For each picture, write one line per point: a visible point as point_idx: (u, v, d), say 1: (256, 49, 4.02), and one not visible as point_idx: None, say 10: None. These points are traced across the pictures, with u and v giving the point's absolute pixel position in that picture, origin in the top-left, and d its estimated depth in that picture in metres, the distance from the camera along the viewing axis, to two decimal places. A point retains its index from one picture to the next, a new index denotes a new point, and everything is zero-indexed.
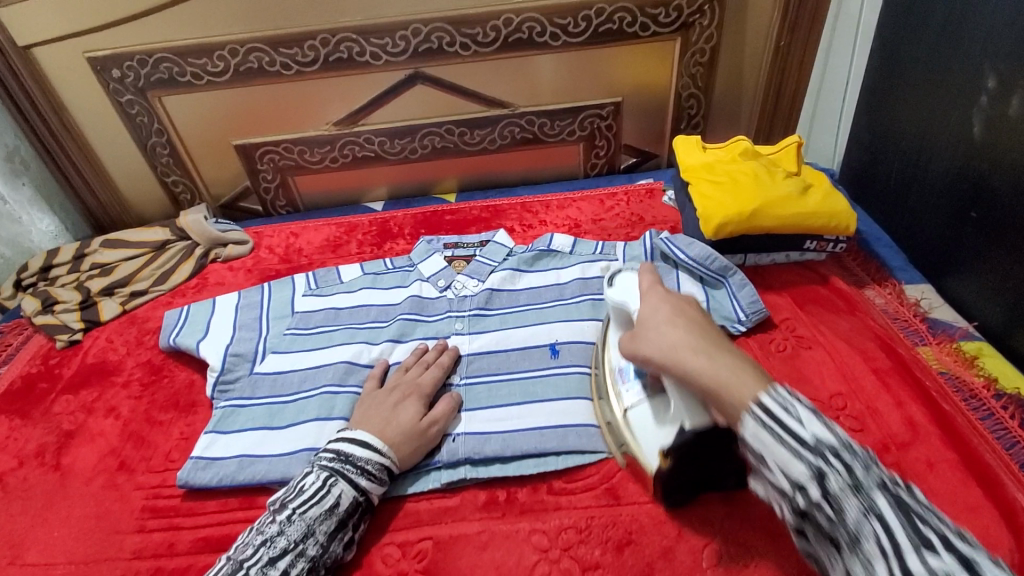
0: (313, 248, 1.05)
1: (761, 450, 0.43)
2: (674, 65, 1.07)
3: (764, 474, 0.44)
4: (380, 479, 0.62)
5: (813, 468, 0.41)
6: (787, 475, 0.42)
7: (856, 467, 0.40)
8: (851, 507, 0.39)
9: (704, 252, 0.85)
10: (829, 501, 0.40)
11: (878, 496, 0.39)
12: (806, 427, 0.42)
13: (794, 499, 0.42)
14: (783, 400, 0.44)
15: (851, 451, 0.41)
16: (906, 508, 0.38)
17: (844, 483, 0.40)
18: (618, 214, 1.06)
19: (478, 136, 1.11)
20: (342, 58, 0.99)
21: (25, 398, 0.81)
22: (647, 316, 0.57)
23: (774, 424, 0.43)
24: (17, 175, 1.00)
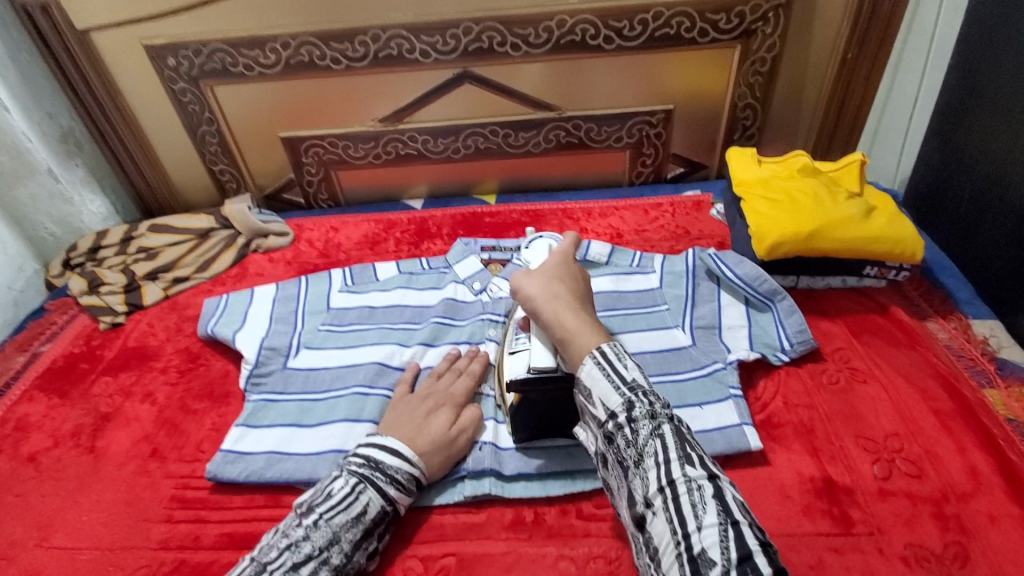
0: (352, 243, 1.05)
1: (591, 386, 0.55)
2: (730, 73, 1.03)
3: (589, 410, 0.56)
4: (407, 490, 0.61)
5: (626, 397, 0.53)
6: (605, 406, 0.54)
7: (656, 404, 0.52)
8: (644, 427, 0.51)
9: (754, 273, 0.81)
10: (633, 424, 0.52)
11: (667, 425, 0.51)
12: (628, 372, 0.54)
13: (606, 426, 0.53)
14: (617, 352, 0.56)
15: (651, 396, 0.53)
16: (684, 439, 0.51)
17: (645, 413, 0.52)
18: (662, 225, 1.02)
19: (523, 138, 1.09)
20: (392, 55, 0.98)
21: (66, 376, 0.83)
22: (546, 270, 0.67)
23: (605, 364, 0.55)
24: (70, 156, 1.05)
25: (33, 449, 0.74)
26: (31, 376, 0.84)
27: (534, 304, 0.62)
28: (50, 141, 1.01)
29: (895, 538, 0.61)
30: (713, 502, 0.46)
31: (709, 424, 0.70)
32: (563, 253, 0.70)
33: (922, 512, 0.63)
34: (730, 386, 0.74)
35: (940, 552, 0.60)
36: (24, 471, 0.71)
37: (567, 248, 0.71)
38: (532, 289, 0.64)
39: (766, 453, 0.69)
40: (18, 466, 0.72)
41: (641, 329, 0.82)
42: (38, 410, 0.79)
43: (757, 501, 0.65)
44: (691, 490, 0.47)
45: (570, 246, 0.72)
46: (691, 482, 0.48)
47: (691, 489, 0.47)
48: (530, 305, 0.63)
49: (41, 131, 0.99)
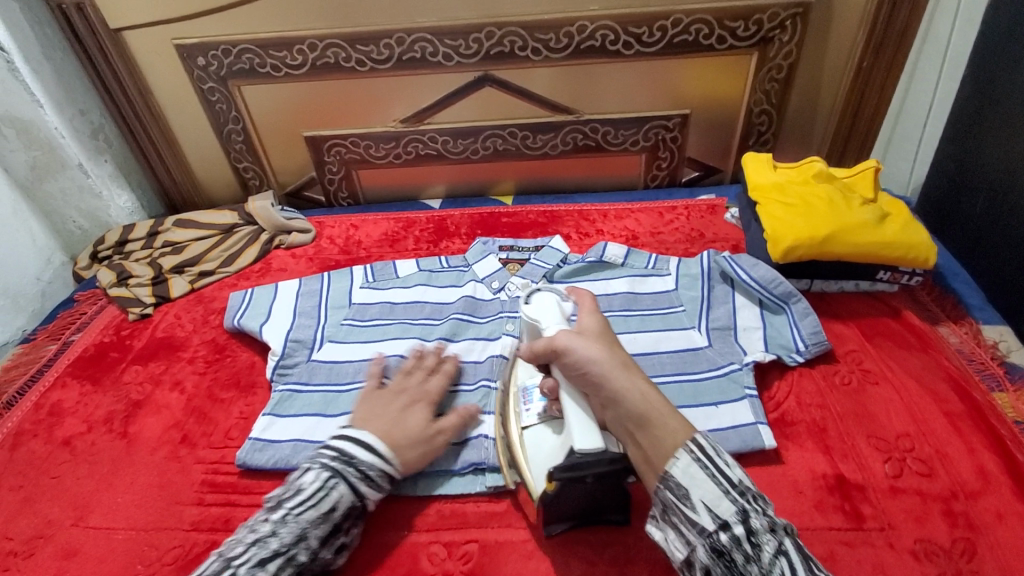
0: (372, 241, 1.07)
1: (693, 487, 0.50)
2: (747, 80, 1.04)
3: (687, 516, 0.50)
4: (379, 483, 0.62)
5: (741, 505, 0.49)
6: (712, 513, 0.49)
7: (768, 511, 0.50)
8: (767, 541, 0.48)
9: (769, 275, 0.83)
10: (752, 534, 0.48)
11: (785, 536, 0.49)
12: (732, 471, 0.51)
13: (716, 537, 0.48)
14: (711, 444, 0.53)
15: (760, 500, 0.50)
16: (802, 553, 0.49)
17: (764, 524, 0.49)
18: (677, 228, 1.04)
19: (540, 141, 1.11)
20: (415, 57, 1.00)
21: (97, 365, 0.85)
22: (589, 332, 0.61)
23: (709, 462, 0.51)
24: (99, 152, 1.07)
25: (67, 433, 0.76)
26: (62, 364, 0.87)
27: (599, 375, 0.56)
28: (82, 137, 1.04)
29: (906, 533, 0.63)
30: None
31: (725, 422, 0.72)
32: (590, 308, 0.65)
33: (933, 509, 0.65)
34: (746, 385, 0.76)
35: (950, 547, 0.61)
36: (59, 454, 0.74)
37: (590, 301, 0.66)
38: (593, 351, 0.57)
39: (781, 449, 0.71)
40: (53, 450, 0.74)
41: (656, 329, 0.84)
42: (70, 396, 0.81)
43: (771, 496, 0.67)
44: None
45: (591, 303, 0.66)
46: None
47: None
48: (590, 375, 0.56)
49: (72, 126, 1.02)
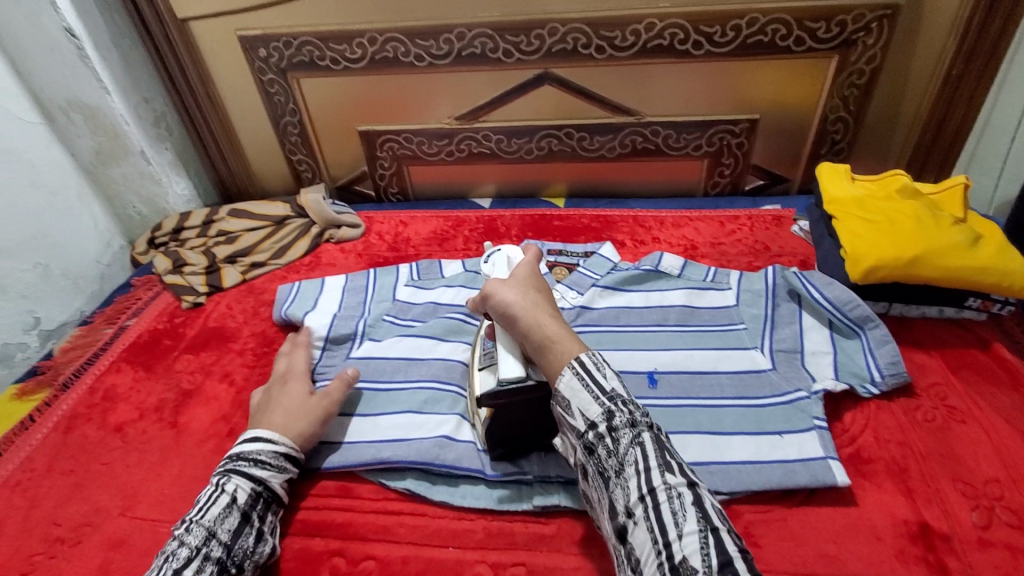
0: (421, 239, 1.06)
1: (571, 398, 0.53)
2: (826, 84, 0.98)
3: (567, 421, 0.53)
4: (280, 468, 0.62)
5: (605, 407, 0.51)
6: (583, 415, 0.52)
7: (636, 415, 0.51)
8: (625, 437, 0.50)
9: (845, 297, 0.77)
10: (613, 431, 0.50)
11: (647, 434, 0.50)
12: (606, 381, 0.53)
13: (586, 436, 0.52)
14: (597, 361, 0.54)
15: (627, 406, 0.52)
16: (665, 448, 0.50)
17: (626, 421, 0.51)
18: (740, 239, 0.99)
19: (597, 143, 1.07)
20: (475, 53, 0.98)
21: (150, 352, 0.86)
22: (518, 278, 0.64)
23: (585, 376, 0.53)
24: (160, 139, 1.10)
25: (120, 419, 0.77)
26: (117, 349, 0.88)
27: (509, 311, 0.59)
28: (144, 124, 1.06)
29: None
30: (694, 509, 0.46)
31: (792, 454, 0.67)
32: (531, 258, 0.68)
33: None
34: (815, 415, 0.70)
35: None
36: (112, 440, 0.75)
37: (531, 256, 0.68)
38: (508, 294, 0.60)
39: (853, 489, 0.66)
40: (106, 436, 0.75)
41: (716, 347, 0.79)
42: (124, 382, 0.82)
43: (844, 540, 0.61)
44: (671, 498, 0.46)
45: (535, 255, 0.69)
46: (672, 490, 0.47)
47: (673, 497, 0.46)
48: (504, 312, 0.60)
49: (137, 113, 1.05)
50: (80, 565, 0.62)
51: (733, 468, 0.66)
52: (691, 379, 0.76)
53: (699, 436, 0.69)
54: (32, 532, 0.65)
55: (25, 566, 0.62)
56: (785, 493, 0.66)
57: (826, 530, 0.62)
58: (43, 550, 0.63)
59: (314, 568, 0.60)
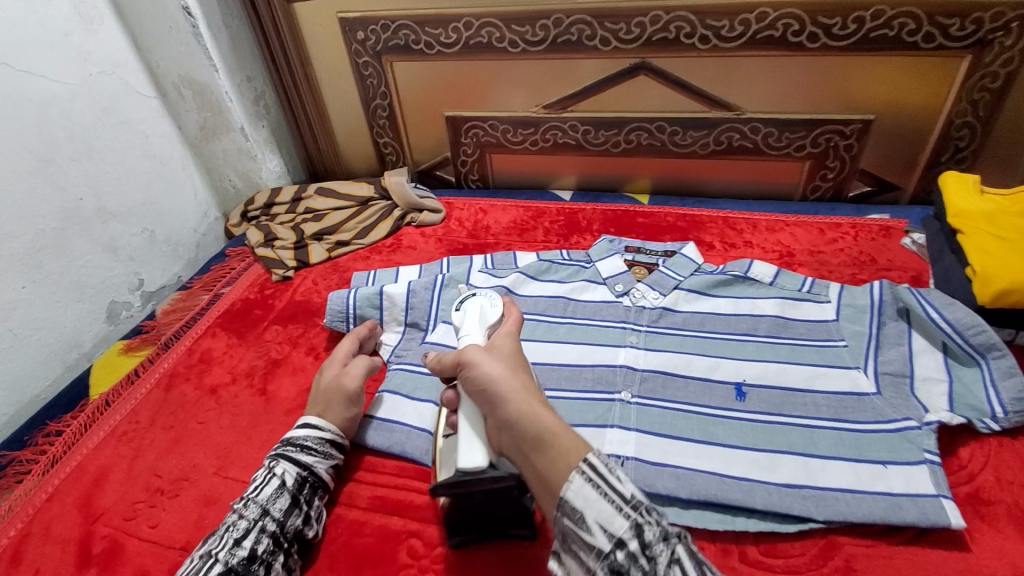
0: (500, 227, 1.05)
1: (585, 509, 0.43)
2: (954, 85, 0.88)
3: (579, 537, 0.43)
4: (325, 455, 0.64)
5: (632, 520, 0.42)
6: (606, 532, 0.42)
7: (660, 522, 0.42)
8: (660, 553, 0.41)
9: (968, 319, 0.68)
10: (643, 551, 0.41)
11: (680, 545, 0.42)
12: (624, 485, 0.43)
13: (612, 558, 0.41)
14: (607, 461, 0.45)
15: (649, 512, 0.42)
16: (699, 562, 0.42)
17: (657, 533, 0.41)
18: (842, 250, 0.92)
19: (691, 138, 1.02)
20: (571, 40, 0.95)
21: (242, 320, 0.90)
22: (499, 351, 0.55)
23: (598, 480, 0.43)
24: (259, 117, 1.13)
25: (214, 382, 0.81)
26: (212, 315, 0.93)
27: (495, 394, 0.49)
28: (246, 101, 1.09)
29: None
30: None
31: (898, 486, 0.61)
32: (510, 328, 0.59)
33: None
34: (926, 448, 0.63)
35: None
36: (206, 401, 0.79)
37: (513, 320, 0.61)
38: (490, 370, 0.51)
39: (969, 531, 0.60)
40: (201, 397, 0.79)
41: (814, 363, 0.73)
42: (219, 346, 0.86)
43: None
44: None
45: (513, 322, 0.61)
46: None
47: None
48: (487, 394, 0.50)
49: (240, 91, 1.08)
50: (177, 517, 0.65)
51: (833, 496, 0.61)
52: (784, 394, 0.70)
53: (793, 456, 0.64)
54: (134, 482, 0.70)
55: (127, 513, 0.66)
56: (890, 528, 0.60)
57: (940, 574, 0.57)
58: (144, 499, 0.68)
59: (392, 548, 0.61)
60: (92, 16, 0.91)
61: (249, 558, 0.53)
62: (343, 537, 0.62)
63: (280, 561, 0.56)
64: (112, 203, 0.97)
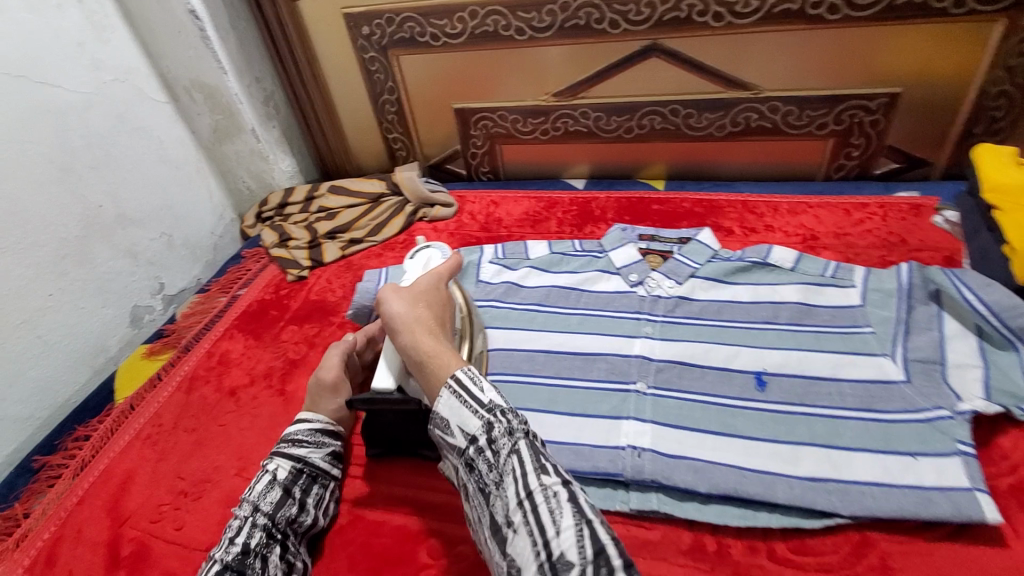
0: (513, 220, 1.04)
1: (449, 415, 0.50)
2: (986, 54, 0.83)
3: (448, 440, 0.51)
4: (319, 444, 0.64)
5: (484, 420, 0.48)
6: (464, 431, 0.49)
7: (508, 425, 0.48)
8: (504, 446, 0.47)
9: (1008, 300, 0.64)
10: (492, 443, 0.47)
11: (524, 440, 0.47)
12: (484, 394, 0.49)
13: (466, 451, 0.49)
14: (474, 376, 0.51)
15: (500, 415, 0.48)
16: (538, 452, 0.46)
17: (503, 431, 0.47)
18: (869, 231, 0.88)
19: (706, 120, 0.99)
20: (579, 25, 0.93)
21: (259, 322, 0.91)
22: (415, 291, 0.63)
23: (461, 392, 0.50)
24: (269, 118, 1.13)
25: (234, 383, 0.82)
26: (230, 317, 0.94)
27: (397, 325, 0.59)
28: (256, 102, 1.09)
29: None
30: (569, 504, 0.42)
31: (931, 479, 0.58)
32: (440, 270, 0.68)
33: None
34: (959, 439, 0.59)
35: None
36: (227, 403, 0.80)
37: (445, 266, 0.69)
38: (399, 307, 0.60)
39: (1012, 526, 0.57)
40: (222, 398, 0.80)
41: (839, 351, 0.70)
42: (238, 348, 0.87)
43: None
44: (548, 498, 0.43)
45: (450, 267, 0.70)
46: (546, 490, 0.43)
47: (548, 497, 0.43)
48: (388, 326, 0.60)
49: (250, 93, 1.08)
50: (201, 518, 0.66)
51: (864, 491, 0.58)
52: (806, 383, 0.68)
53: (816, 449, 0.62)
54: (160, 484, 0.71)
55: (154, 515, 0.67)
56: (925, 524, 0.58)
57: (982, 572, 0.54)
58: (169, 501, 0.69)
59: (413, 548, 0.61)
60: (103, 27, 0.92)
61: (242, 552, 0.53)
62: (362, 538, 0.63)
63: (276, 552, 0.55)
64: (131, 211, 0.98)
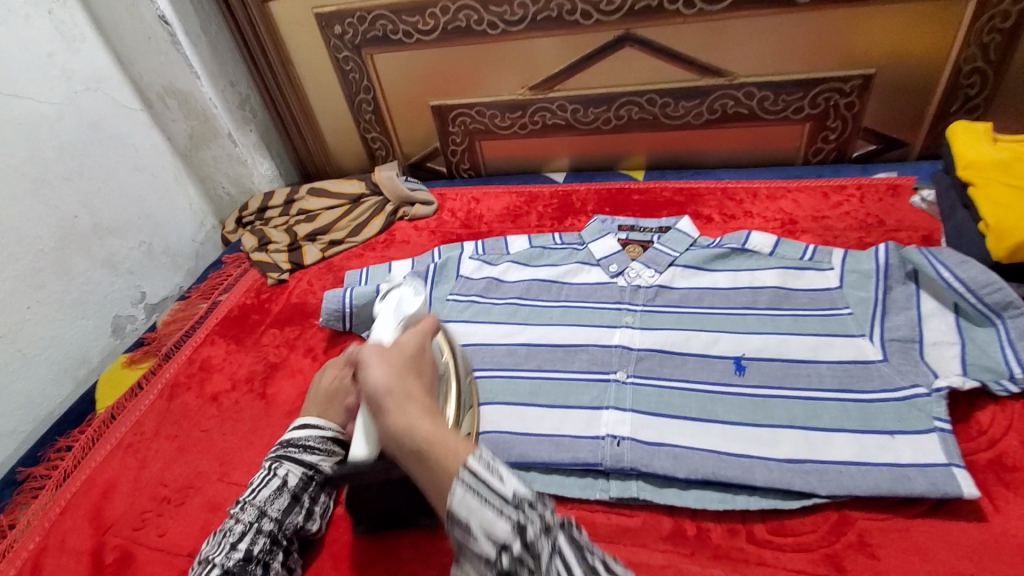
0: (493, 216, 1.03)
1: (466, 517, 0.38)
2: (956, 32, 0.83)
3: (466, 550, 0.38)
4: (330, 452, 0.61)
5: (512, 518, 0.37)
6: (489, 539, 0.37)
7: (539, 516, 0.38)
8: (546, 549, 0.37)
9: (982, 276, 0.64)
10: (529, 546, 0.37)
11: (566, 535, 0.38)
12: (506, 483, 0.39)
13: (499, 567, 0.37)
14: (490, 461, 0.40)
15: (530, 505, 0.38)
16: (586, 546, 0.38)
17: (541, 530, 0.37)
18: (847, 213, 0.89)
19: (683, 109, 0.99)
20: (551, 17, 0.92)
21: (240, 326, 0.91)
22: (398, 350, 0.51)
23: (477, 485, 0.38)
24: (245, 122, 1.12)
25: (215, 389, 0.82)
26: (211, 323, 0.93)
27: (377, 400, 0.47)
28: (231, 107, 1.09)
29: None
30: None
31: (909, 456, 0.58)
32: (427, 326, 0.56)
33: None
34: (935, 415, 0.60)
35: None
36: (208, 409, 0.79)
37: (431, 323, 0.56)
38: (375, 375, 0.48)
39: (990, 500, 0.57)
40: (203, 404, 0.80)
41: (816, 333, 0.70)
42: (219, 353, 0.87)
43: (981, 558, 0.53)
44: None
45: (432, 321, 0.57)
46: None
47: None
48: (374, 404, 0.47)
49: (224, 97, 1.07)
50: (184, 525, 0.66)
51: (842, 470, 0.58)
52: (785, 367, 0.67)
53: (795, 431, 0.62)
54: (142, 491, 0.71)
55: (136, 523, 0.67)
56: (904, 501, 0.58)
57: (961, 546, 0.54)
58: (151, 508, 0.68)
59: (394, 546, 0.61)
60: (73, 35, 0.91)
61: (244, 560, 0.53)
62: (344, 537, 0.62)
63: (278, 558, 0.56)
64: (108, 219, 0.97)
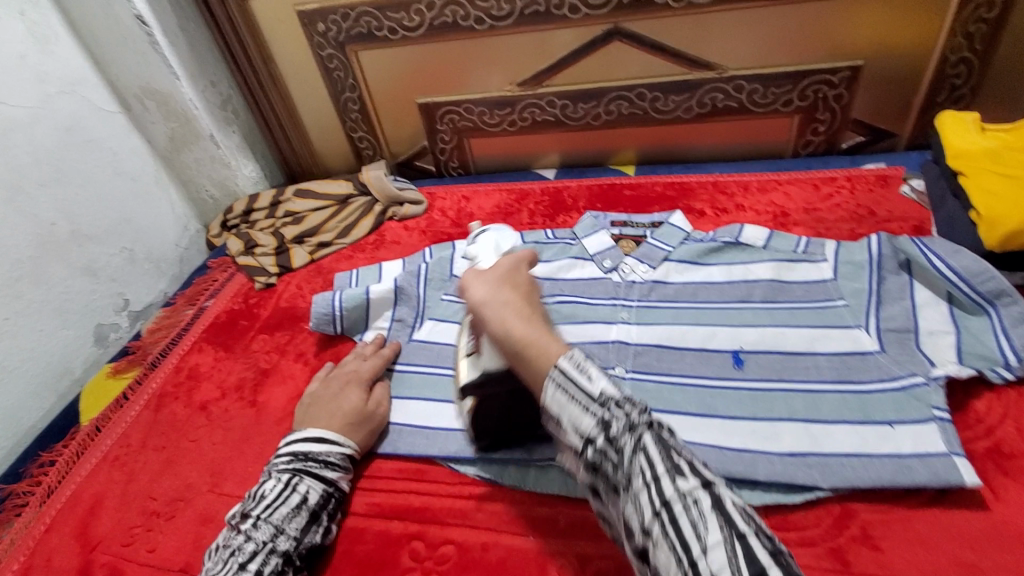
0: (484, 214, 1.02)
1: (559, 411, 0.46)
2: (940, 23, 0.84)
3: (563, 439, 0.47)
4: (347, 469, 0.63)
5: (598, 417, 0.44)
6: (577, 430, 0.45)
7: (620, 419, 0.43)
8: (626, 443, 0.42)
9: (977, 267, 0.64)
10: (612, 439, 0.43)
11: (646, 434, 0.42)
12: (594, 383, 0.45)
13: (585, 454, 0.45)
14: (578, 362, 0.47)
15: (610, 410, 0.44)
16: (667, 448, 0.41)
17: (623, 425, 0.43)
18: (838, 205, 0.89)
19: (672, 103, 0.98)
20: (538, 12, 0.91)
21: (228, 332, 0.88)
22: (500, 270, 0.61)
23: (568, 382, 0.46)
24: (228, 123, 1.10)
25: (204, 397, 0.79)
26: (198, 330, 0.91)
27: (481, 311, 0.57)
28: (212, 107, 1.06)
29: None
30: (712, 510, 0.38)
31: (909, 447, 0.58)
32: (516, 258, 0.63)
33: None
34: (934, 405, 0.60)
35: None
36: (197, 418, 0.77)
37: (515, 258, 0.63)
38: (478, 291, 0.58)
39: (989, 488, 0.57)
40: (192, 414, 0.78)
41: (813, 325, 0.69)
42: (206, 360, 0.85)
43: (982, 545, 0.54)
44: (689, 506, 0.38)
45: (525, 255, 0.65)
46: (685, 498, 0.39)
47: (689, 504, 0.38)
48: (477, 314, 0.57)
49: (205, 97, 1.04)
50: (176, 539, 0.64)
51: (844, 464, 0.58)
52: (783, 360, 0.67)
53: (795, 425, 0.62)
54: (131, 505, 0.68)
55: (125, 539, 0.65)
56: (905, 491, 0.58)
57: (963, 535, 0.54)
58: (141, 523, 0.66)
59: (395, 553, 0.59)
60: (46, 37, 0.88)
61: None
62: (343, 545, 0.61)
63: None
64: (87, 226, 0.94)
